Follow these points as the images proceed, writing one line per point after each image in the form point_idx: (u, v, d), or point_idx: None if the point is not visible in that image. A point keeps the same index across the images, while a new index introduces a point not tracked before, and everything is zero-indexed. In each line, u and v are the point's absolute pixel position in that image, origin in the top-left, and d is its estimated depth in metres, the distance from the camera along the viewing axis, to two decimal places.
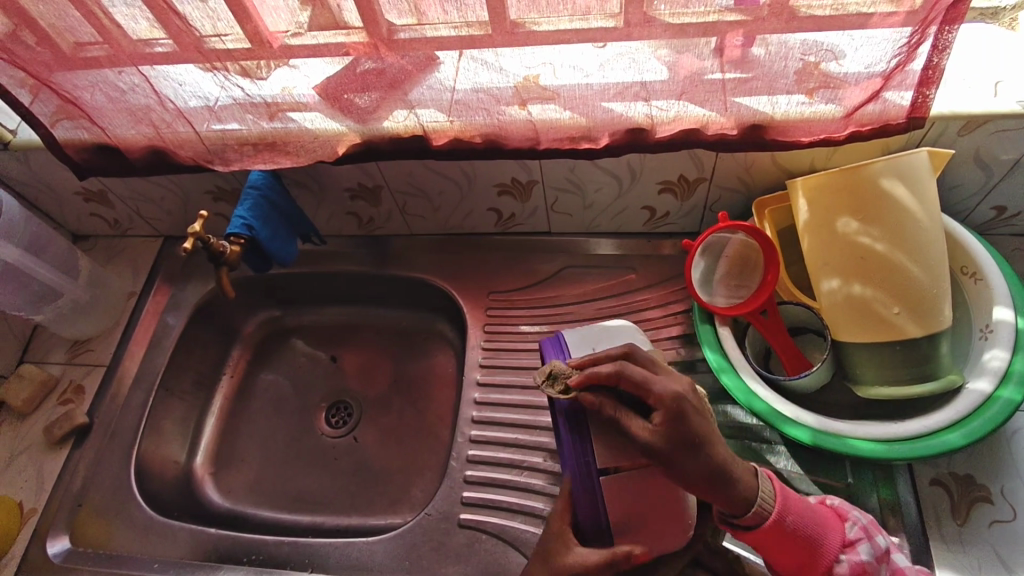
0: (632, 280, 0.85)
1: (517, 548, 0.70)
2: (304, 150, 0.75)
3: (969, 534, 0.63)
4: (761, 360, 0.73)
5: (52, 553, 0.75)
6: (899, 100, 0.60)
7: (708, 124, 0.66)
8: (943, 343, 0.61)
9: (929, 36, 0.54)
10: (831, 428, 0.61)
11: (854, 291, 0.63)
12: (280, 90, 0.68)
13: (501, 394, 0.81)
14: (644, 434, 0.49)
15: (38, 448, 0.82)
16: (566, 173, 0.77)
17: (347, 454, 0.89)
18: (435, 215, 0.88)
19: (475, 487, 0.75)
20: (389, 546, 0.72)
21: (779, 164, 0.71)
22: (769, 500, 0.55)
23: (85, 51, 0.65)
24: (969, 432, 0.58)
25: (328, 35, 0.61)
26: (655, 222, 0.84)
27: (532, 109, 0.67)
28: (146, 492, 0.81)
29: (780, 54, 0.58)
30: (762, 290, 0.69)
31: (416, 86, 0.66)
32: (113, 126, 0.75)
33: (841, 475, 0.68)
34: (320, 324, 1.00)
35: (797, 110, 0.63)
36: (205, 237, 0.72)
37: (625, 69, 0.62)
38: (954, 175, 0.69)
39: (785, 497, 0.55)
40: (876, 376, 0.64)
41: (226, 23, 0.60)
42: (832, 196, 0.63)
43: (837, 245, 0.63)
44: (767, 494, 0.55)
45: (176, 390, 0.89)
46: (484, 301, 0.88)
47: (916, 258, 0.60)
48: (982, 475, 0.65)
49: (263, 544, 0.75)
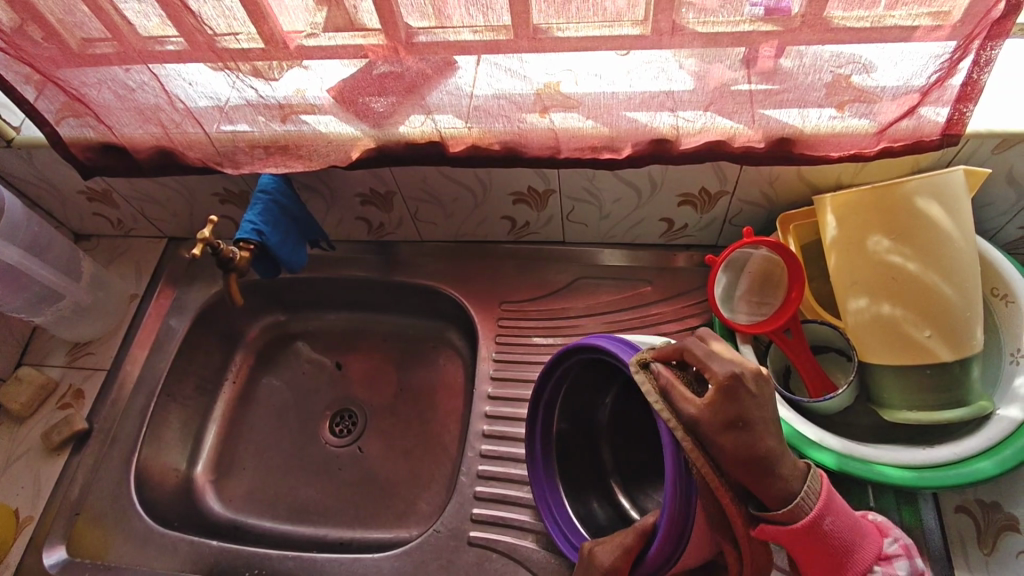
0: (647, 293, 0.83)
1: (528, 568, 0.68)
2: (317, 155, 0.73)
3: (996, 565, 0.61)
4: (782, 379, 0.71)
5: (48, 565, 0.72)
6: (934, 117, 0.58)
7: (735, 137, 0.64)
8: (975, 367, 0.60)
9: (971, 52, 0.53)
10: (858, 453, 0.59)
11: (884, 310, 0.61)
12: (293, 92, 0.66)
13: (512, 407, 0.79)
14: (693, 408, 0.46)
15: (35, 455, 0.79)
16: (584, 182, 0.75)
17: (352, 464, 0.87)
18: (447, 222, 0.86)
19: (485, 504, 0.73)
20: (397, 563, 0.70)
21: (806, 179, 0.69)
22: (812, 498, 0.47)
23: (93, 47, 0.63)
24: (1002, 459, 0.56)
25: (346, 37, 0.59)
26: (672, 234, 0.82)
27: (554, 116, 0.65)
28: (146, 501, 0.78)
29: (814, 67, 0.56)
30: (786, 307, 0.67)
31: (434, 90, 0.64)
32: (120, 125, 0.73)
33: (863, 499, 0.65)
34: (326, 329, 0.98)
35: (828, 124, 0.61)
36: (214, 243, 0.71)
37: (653, 79, 0.60)
38: (984, 194, 0.67)
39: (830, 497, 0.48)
40: (904, 400, 0.62)
41: (241, 22, 0.58)
42: (862, 213, 0.61)
43: (867, 264, 0.61)
44: (813, 492, 0.47)
45: (178, 396, 0.87)
46: (495, 311, 0.86)
47: (950, 279, 0.59)
48: (1009, 503, 0.63)
49: (266, 558, 0.73)
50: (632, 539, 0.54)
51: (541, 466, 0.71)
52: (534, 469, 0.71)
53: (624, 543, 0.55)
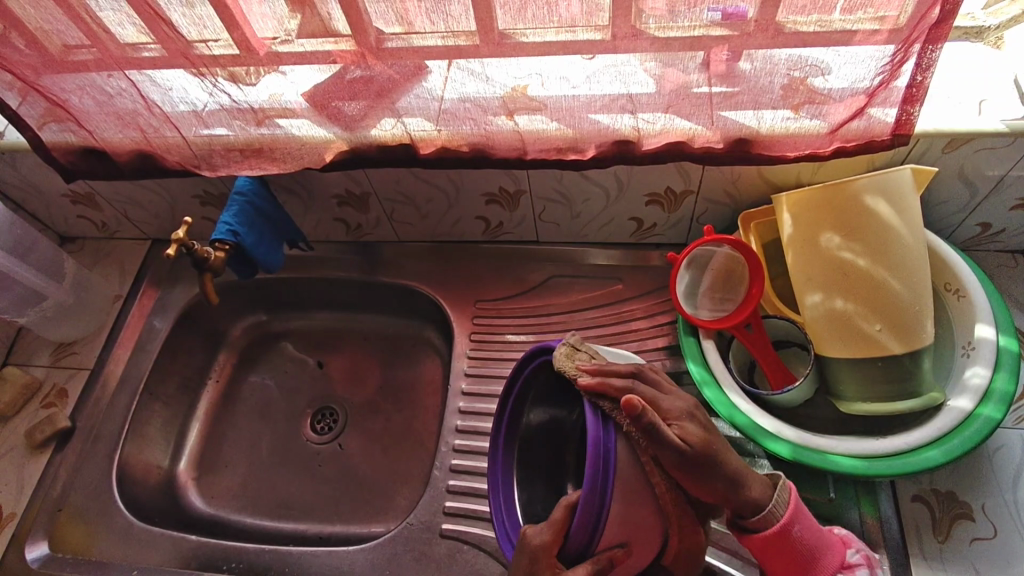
0: (619, 290, 0.85)
1: (498, 559, 0.70)
2: (291, 157, 0.75)
3: (950, 552, 0.62)
4: (746, 374, 0.73)
5: (30, 560, 0.74)
6: (883, 117, 0.60)
7: (694, 138, 0.66)
8: (926, 359, 0.62)
9: (912, 55, 0.54)
10: (813, 443, 0.61)
11: (837, 305, 0.63)
12: (268, 97, 0.68)
13: (485, 403, 0.81)
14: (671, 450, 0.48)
15: (19, 452, 0.81)
16: (553, 183, 0.77)
17: (332, 461, 0.89)
18: (423, 223, 0.88)
19: (458, 497, 0.75)
20: (370, 555, 0.72)
21: (766, 178, 0.71)
22: (783, 506, 0.55)
23: (73, 54, 0.65)
24: (949, 449, 0.58)
25: (317, 43, 0.61)
26: (643, 233, 0.84)
27: (519, 119, 0.67)
28: (128, 497, 0.80)
29: (766, 69, 0.58)
30: (747, 304, 0.69)
31: (403, 95, 0.66)
32: (101, 130, 0.75)
33: (823, 490, 0.68)
34: (308, 328, 1.00)
35: (782, 125, 0.63)
36: (189, 244, 0.73)
37: (611, 82, 0.62)
38: (939, 192, 0.69)
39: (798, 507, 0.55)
40: (859, 392, 0.63)
41: (214, 30, 0.60)
42: (815, 210, 0.63)
43: (821, 260, 0.63)
44: (780, 502, 0.55)
45: (160, 395, 0.89)
46: (471, 309, 0.88)
47: (898, 274, 0.61)
48: (964, 492, 0.65)
49: (244, 552, 0.75)
50: (561, 514, 0.53)
51: (504, 489, 0.68)
52: (498, 508, 0.67)
53: (553, 519, 0.53)
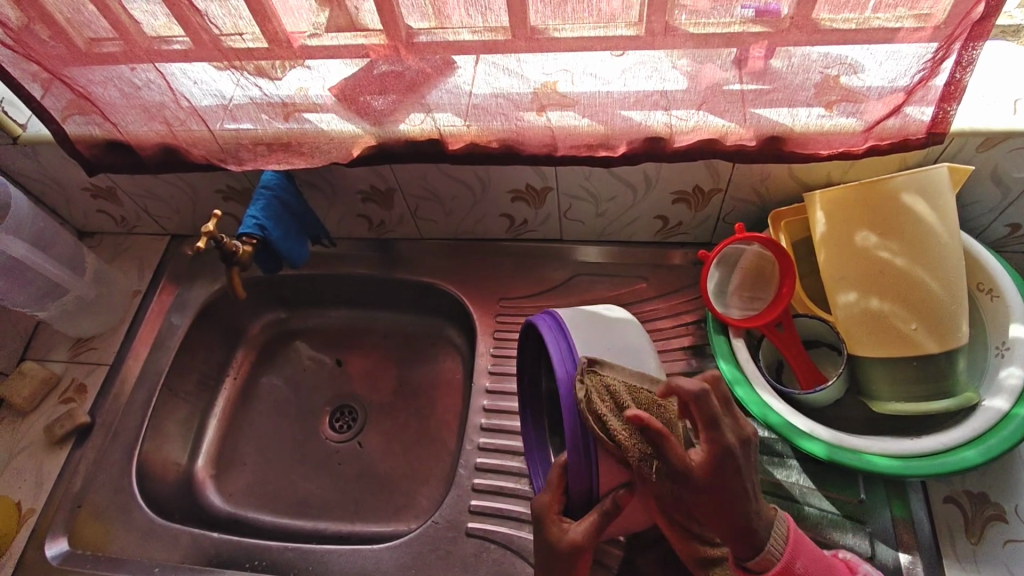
0: (643, 289, 0.85)
1: (525, 558, 0.69)
2: (319, 151, 0.74)
3: (983, 554, 0.62)
4: (774, 372, 0.73)
5: (50, 556, 0.73)
6: (919, 115, 0.60)
7: (727, 135, 0.65)
8: (961, 360, 0.61)
9: (953, 53, 0.54)
10: (848, 442, 0.61)
11: (872, 304, 0.63)
12: (295, 90, 0.67)
13: (510, 401, 0.81)
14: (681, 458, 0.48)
15: (38, 447, 0.80)
16: (581, 180, 0.76)
17: (351, 459, 0.88)
18: (446, 220, 0.88)
19: (483, 496, 0.74)
20: (395, 554, 0.71)
21: (795, 175, 0.71)
22: (781, 543, 0.53)
23: (100, 46, 0.64)
24: (985, 449, 0.58)
25: (348, 37, 0.61)
26: (667, 232, 0.84)
27: (551, 115, 0.67)
28: (147, 495, 0.79)
29: (802, 67, 0.58)
30: (778, 302, 0.69)
31: (434, 89, 0.66)
32: (125, 123, 0.74)
33: (854, 490, 0.67)
34: (326, 326, 1.00)
35: (816, 122, 0.63)
36: (218, 237, 0.72)
37: (646, 78, 0.61)
38: (969, 191, 0.69)
39: (798, 540, 0.53)
40: (893, 392, 0.63)
41: (247, 22, 0.60)
42: (851, 208, 0.63)
43: (854, 258, 0.63)
44: (780, 538, 0.53)
45: (179, 391, 0.88)
46: (494, 307, 0.88)
47: (934, 273, 0.60)
48: (996, 493, 0.65)
49: (267, 549, 0.74)
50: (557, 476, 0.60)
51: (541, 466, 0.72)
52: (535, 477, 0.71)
53: (551, 482, 0.60)
